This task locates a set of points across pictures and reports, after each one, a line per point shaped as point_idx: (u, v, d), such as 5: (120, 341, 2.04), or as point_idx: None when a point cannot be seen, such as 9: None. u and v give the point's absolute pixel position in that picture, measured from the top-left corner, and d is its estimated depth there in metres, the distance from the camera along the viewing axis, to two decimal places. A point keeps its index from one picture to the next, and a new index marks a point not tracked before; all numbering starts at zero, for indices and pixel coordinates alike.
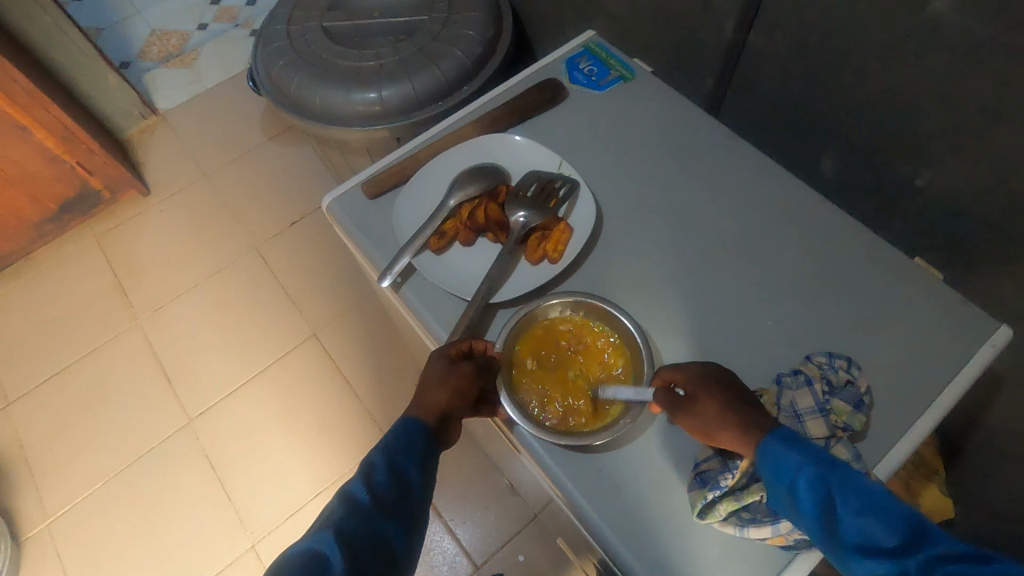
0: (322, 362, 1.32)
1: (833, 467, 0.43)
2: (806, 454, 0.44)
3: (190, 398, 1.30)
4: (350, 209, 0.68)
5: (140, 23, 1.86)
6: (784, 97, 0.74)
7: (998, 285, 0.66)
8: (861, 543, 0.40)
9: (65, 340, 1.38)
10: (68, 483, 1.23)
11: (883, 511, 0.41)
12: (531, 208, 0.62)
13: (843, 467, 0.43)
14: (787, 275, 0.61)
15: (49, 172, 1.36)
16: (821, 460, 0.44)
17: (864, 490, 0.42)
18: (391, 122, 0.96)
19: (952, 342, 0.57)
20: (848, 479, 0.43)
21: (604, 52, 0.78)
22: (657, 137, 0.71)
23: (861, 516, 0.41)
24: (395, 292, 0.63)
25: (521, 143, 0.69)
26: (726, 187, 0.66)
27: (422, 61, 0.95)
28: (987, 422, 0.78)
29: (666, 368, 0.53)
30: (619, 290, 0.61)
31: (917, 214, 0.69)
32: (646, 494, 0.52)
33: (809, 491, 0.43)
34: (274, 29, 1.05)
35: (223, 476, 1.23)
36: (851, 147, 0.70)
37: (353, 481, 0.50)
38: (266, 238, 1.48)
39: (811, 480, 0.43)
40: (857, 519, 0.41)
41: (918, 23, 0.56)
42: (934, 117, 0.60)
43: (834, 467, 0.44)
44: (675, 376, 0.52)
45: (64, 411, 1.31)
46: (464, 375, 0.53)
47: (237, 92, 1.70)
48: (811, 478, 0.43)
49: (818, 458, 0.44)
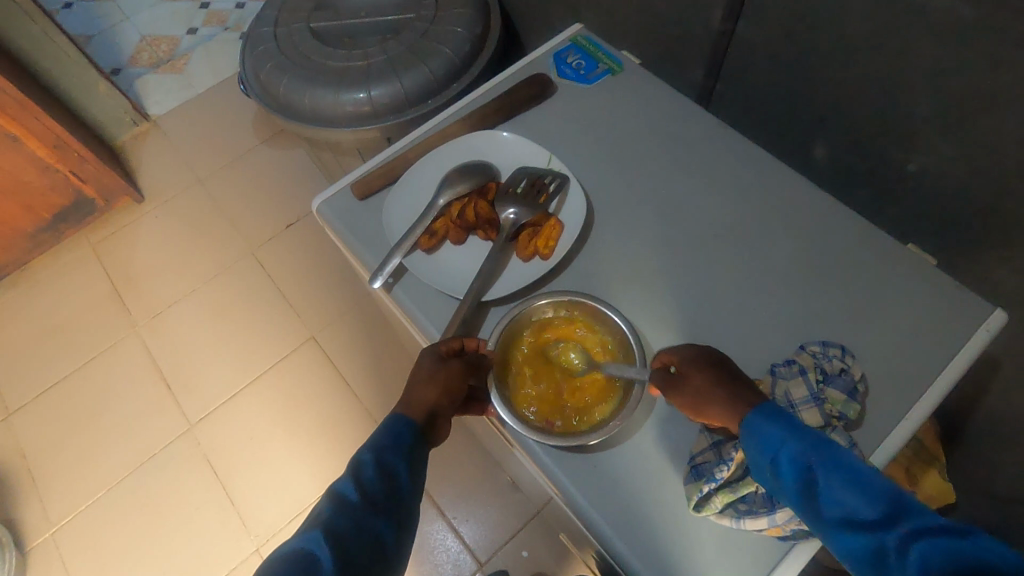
0: (321, 364, 1.32)
1: (817, 444, 0.44)
2: (790, 430, 0.45)
3: (190, 403, 1.30)
4: (340, 211, 0.68)
5: (129, 29, 1.85)
6: (773, 86, 0.74)
7: (993, 269, 0.65)
8: (842, 517, 0.40)
9: (64, 349, 1.38)
10: (72, 492, 1.23)
11: (864, 486, 0.41)
12: (522, 205, 0.62)
13: (827, 445, 0.44)
14: (780, 265, 0.61)
15: (42, 181, 1.36)
16: (805, 437, 0.44)
17: (847, 466, 0.42)
18: (381, 122, 0.95)
19: (947, 328, 0.56)
20: (831, 455, 0.43)
21: (592, 45, 0.77)
22: (647, 130, 0.70)
23: (841, 490, 0.41)
24: (387, 292, 0.63)
25: (510, 139, 0.68)
26: (716, 178, 0.66)
27: (410, 60, 0.95)
28: (986, 406, 0.78)
29: (666, 350, 0.54)
30: (611, 285, 0.61)
31: (910, 200, 0.68)
32: (642, 488, 0.52)
33: (792, 465, 0.43)
34: (261, 31, 1.05)
35: (225, 479, 1.23)
36: (843, 135, 0.70)
37: (342, 479, 0.50)
38: (261, 241, 1.47)
39: (793, 455, 0.44)
40: (838, 493, 0.41)
41: (906, 8, 0.55)
42: (925, 102, 0.60)
43: (818, 444, 0.44)
44: (672, 358, 0.53)
45: (65, 420, 1.31)
46: (453, 372, 0.54)
47: (229, 96, 1.69)
48: (794, 453, 0.44)
49: (802, 435, 0.44)
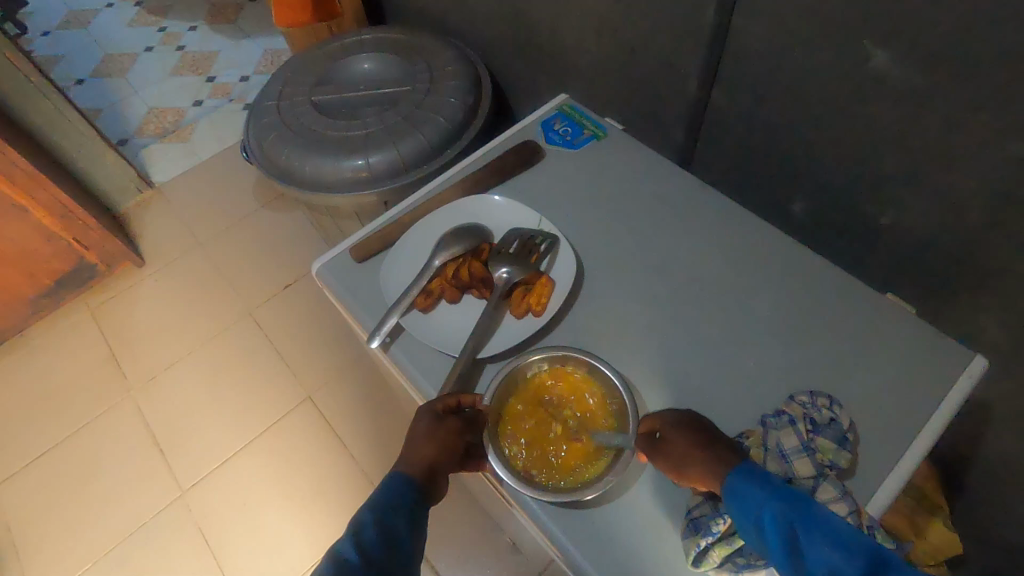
0: (318, 425, 1.31)
1: (796, 502, 0.45)
2: (766, 488, 0.46)
3: (183, 468, 1.28)
4: (339, 273, 0.70)
5: (137, 102, 1.94)
6: (748, 147, 0.78)
7: (973, 315, 0.68)
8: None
9: (57, 415, 1.37)
10: (57, 565, 1.19)
11: (845, 543, 0.41)
12: (514, 264, 0.65)
13: (805, 502, 0.45)
14: (765, 317, 0.63)
15: (46, 249, 1.39)
16: (784, 495, 0.45)
17: (827, 523, 0.43)
18: (378, 187, 0.99)
19: (931, 374, 0.58)
20: (811, 513, 0.44)
21: (577, 113, 0.82)
22: (632, 190, 0.74)
23: (824, 548, 0.42)
24: (384, 352, 0.64)
25: (500, 202, 0.72)
26: (700, 235, 0.69)
27: (406, 129, 1.00)
28: (982, 452, 0.78)
29: (651, 416, 0.55)
30: (603, 340, 0.63)
31: (887, 252, 0.71)
32: (641, 544, 0.51)
33: (774, 524, 0.44)
34: (265, 104, 1.10)
35: (216, 547, 1.20)
36: (817, 191, 0.74)
37: (343, 540, 0.49)
38: (259, 302, 1.50)
39: (773, 514, 0.44)
40: (821, 550, 0.42)
41: (864, 76, 0.60)
42: (890, 160, 0.64)
43: (798, 502, 0.45)
44: (656, 424, 0.54)
45: (54, 488, 1.28)
46: (450, 430, 0.55)
47: (231, 163, 1.76)
48: (774, 512, 0.44)
49: (782, 492, 0.45)
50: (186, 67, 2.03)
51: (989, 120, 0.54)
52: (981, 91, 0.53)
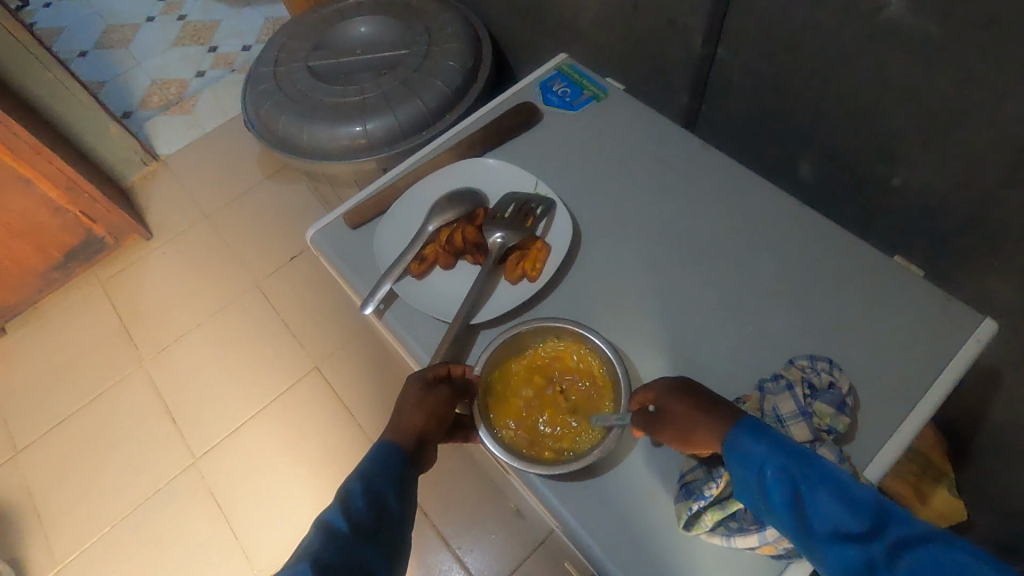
0: (324, 393, 1.32)
1: (799, 459, 0.44)
2: (770, 446, 0.45)
3: (194, 435, 1.31)
4: (333, 240, 0.69)
5: (140, 74, 1.92)
6: (755, 106, 0.75)
7: (985, 278, 0.66)
8: (831, 532, 0.41)
9: (72, 384, 1.40)
10: (77, 528, 1.24)
11: (849, 499, 0.41)
12: (508, 228, 0.63)
13: (810, 459, 0.44)
14: (765, 282, 0.61)
15: (53, 222, 1.39)
16: (786, 452, 0.44)
17: (831, 478, 0.42)
18: (377, 154, 0.98)
19: (937, 339, 0.56)
20: (815, 468, 0.43)
21: (577, 74, 0.79)
22: (631, 152, 0.72)
23: (830, 507, 0.41)
24: (378, 318, 0.64)
25: (496, 167, 0.70)
26: (702, 197, 0.67)
27: (403, 94, 0.98)
28: (992, 418, 0.77)
29: (640, 390, 0.53)
30: (599, 305, 0.62)
31: (897, 214, 0.69)
32: (631, 506, 0.51)
33: (779, 482, 0.43)
34: (261, 70, 1.08)
35: (227, 510, 1.23)
36: (826, 153, 0.71)
37: (331, 510, 0.49)
38: (265, 273, 1.50)
39: (777, 472, 0.43)
40: (826, 508, 0.41)
41: (876, 26, 0.57)
42: (902, 118, 0.61)
43: (800, 458, 0.44)
44: (648, 396, 0.52)
45: (70, 456, 1.31)
46: (441, 398, 0.54)
47: (235, 134, 1.74)
48: (779, 470, 0.43)
49: (784, 450, 0.44)
50: (187, 38, 2.00)
51: (1006, 72, 0.51)
52: (1000, 40, 0.50)
